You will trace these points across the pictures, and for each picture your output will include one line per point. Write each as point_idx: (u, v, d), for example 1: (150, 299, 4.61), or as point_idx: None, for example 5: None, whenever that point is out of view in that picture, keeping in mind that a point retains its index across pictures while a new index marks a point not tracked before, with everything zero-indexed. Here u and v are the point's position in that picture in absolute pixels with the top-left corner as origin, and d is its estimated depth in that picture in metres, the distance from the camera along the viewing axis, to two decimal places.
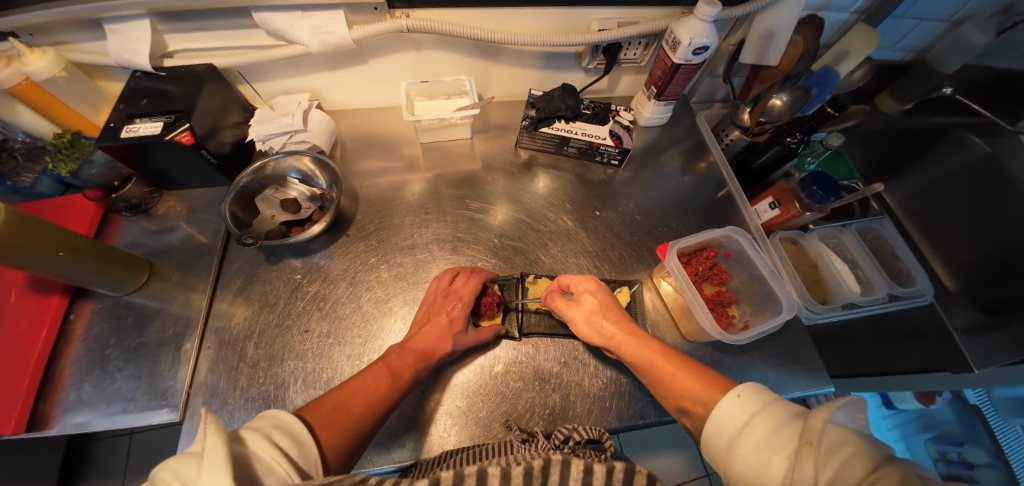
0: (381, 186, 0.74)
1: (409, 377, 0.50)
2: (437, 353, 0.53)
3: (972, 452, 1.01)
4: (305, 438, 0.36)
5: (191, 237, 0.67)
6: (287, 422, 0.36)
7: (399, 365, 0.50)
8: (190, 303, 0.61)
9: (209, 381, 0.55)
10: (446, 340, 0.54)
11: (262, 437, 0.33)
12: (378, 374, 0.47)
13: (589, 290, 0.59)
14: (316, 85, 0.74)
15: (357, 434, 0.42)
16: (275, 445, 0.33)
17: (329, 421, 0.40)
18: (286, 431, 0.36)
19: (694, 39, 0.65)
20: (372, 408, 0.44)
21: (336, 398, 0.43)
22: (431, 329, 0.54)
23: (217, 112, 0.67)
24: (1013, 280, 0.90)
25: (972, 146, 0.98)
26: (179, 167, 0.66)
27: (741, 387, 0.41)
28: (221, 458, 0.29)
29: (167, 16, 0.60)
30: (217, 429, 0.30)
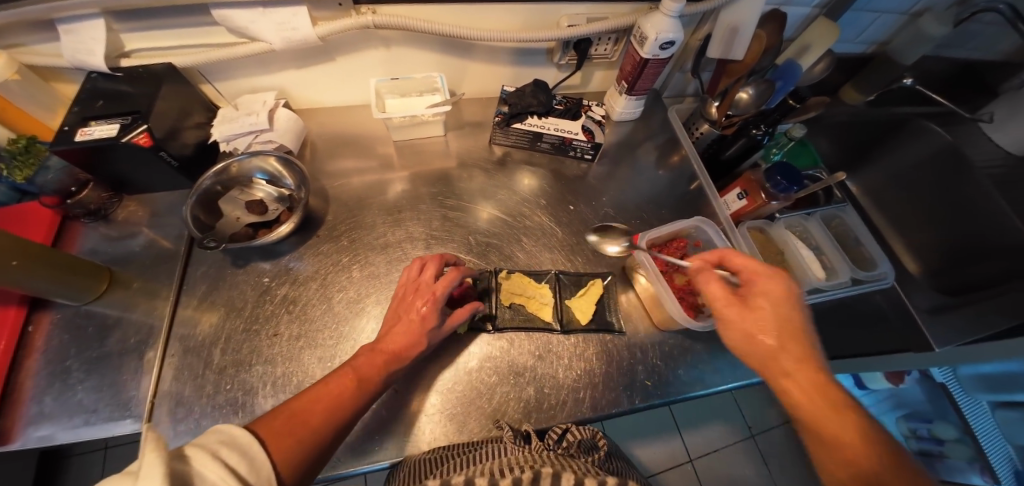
0: (353, 185, 0.73)
1: (376, 378, 0.49)
2: (409, 351, 0.52)
3: (943, 428, 1.07)
4: (256, 452, 0.36)
5: (154, 242, 0.65)
6: (234, 436, 0.36)
7: (363, 369, 0.49)
8: (154, 311, 0.59)
9: (174, 390, 0.54)
10: (419, 337, 0.53)
11: (207, 453, 0.33)
12: (342, 380, 0.47)
13: (772, 297, 0.48)
14: (282, 84, 0.73)
15: (316, 446, 0.41)
16: (221, 462, 0.33)
17: (278, 430, 0.40)
18: (236, 447, 0.35)
19: (660, 34, 0.66)
20: (327, 422, 0.43)
21: (296, 406, 0.43)
22: (401, 328, 0.53)
23: (177, 112, 0.65)
24: (979, 262, 0.94)
25: (933, 134, 1.02)
26: (137, 169, 0.64)
27: None
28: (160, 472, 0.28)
29: (123, 15, 0.58)
30: (158, 448, 0.29)
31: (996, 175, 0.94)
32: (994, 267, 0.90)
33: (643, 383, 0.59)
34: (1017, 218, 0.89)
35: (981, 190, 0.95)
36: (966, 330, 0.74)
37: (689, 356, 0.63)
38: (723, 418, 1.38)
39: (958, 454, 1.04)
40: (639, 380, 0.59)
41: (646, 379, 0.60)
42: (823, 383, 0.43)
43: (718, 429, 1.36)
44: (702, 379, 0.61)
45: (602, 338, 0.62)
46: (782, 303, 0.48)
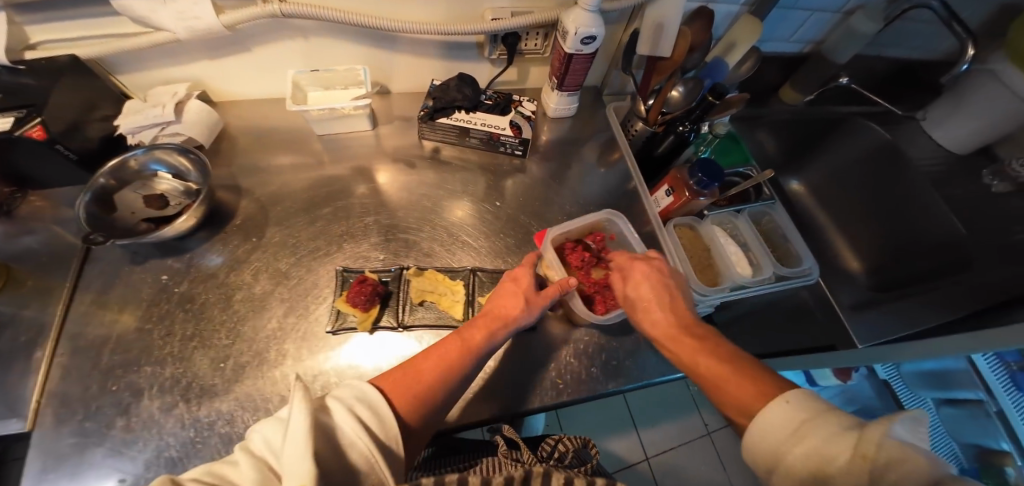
0: (271, 180, 0.72)
1: (491, 343, 0.50)
2: (518, 318, 0.53)
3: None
4: (385, 411, 0.38)
5: (56, 238, 0.62)
6: (367, 393, 0.39)
7: (474, 335, 0.50)
8: (48, 310, 0.56)
9: (63, 389, 0.52)
10: (528, 306, 0.54)
11: (344, 407, 0.36)
12: (450, 346, 0.48)
13: (633, 280, 0.57)
14: (195, 75, 0.70)
15: (434, 405, 0.43)
16: (355, 419, 0.36)
17: (397, 384, 0.42)
18: (367, 404, 0.38)
19: (581, 28, 0.65)
20: (447, 385, 0.45)
21: (408, 369, 0.45)
22: (504, 299, 0.55)
23: (84, 106, 0.62)
24: (915, 260, 0.95)
25: (873, 133, 1.04)
26: (35, 164, 0.61)
27: (789, 394, 0.38)
28: (303, 425, 0.32)
29: (21, 6, 0.54)
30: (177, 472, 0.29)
31: (934, 172, 0.95)
32: (932, 262, 0.92)
33: (553, 381, 0.60)
34: (952, 214, 0.90)
35: (919, 186, 0.96)
36: (896, 326, 0.75)
37: (603, 353, 0.63)
38: (679, 415, 1.39)
39: None
40: (550, 379, 0.59)
41: (555, 377, 0.60)
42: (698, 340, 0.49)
43: (676, 427, 1.38)
44: (615, 376, 0.61)
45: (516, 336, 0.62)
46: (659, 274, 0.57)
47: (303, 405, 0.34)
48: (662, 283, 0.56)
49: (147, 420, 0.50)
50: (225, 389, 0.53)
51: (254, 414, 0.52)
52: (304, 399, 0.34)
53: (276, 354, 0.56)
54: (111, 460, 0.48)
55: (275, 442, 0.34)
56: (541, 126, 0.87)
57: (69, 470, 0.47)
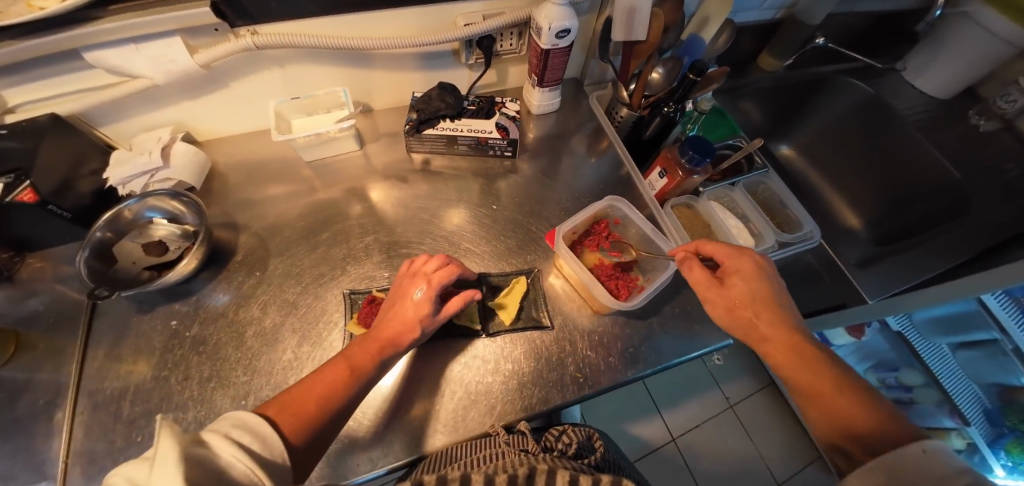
0: (265, 213, 0.72)
1: (372, 363, 0.50)
2: (405, 343, 0.53)
3: (910, 376, 1.11)
4: (267, 433, 0.38)
5: (61, 297, 0.63)
6: (245, 420, 0.38)
7: (361, 356, 0.50)
8: (65, 368, 0.57)
9: (89, 446, 0.52)
10: (416, 324, 0.54)
11: (220, 434, 0.35)
12: (336, 369, 0.48)
13: (734, 277, 0.55)
14: (176, 118, 0.71)
15: (327, 423, 0.44)
16: (238, 446, 0.35)
17: (289, 408, 0.42)
18: (247, 429, 0.37)
19: (554, 23, 0.65)
20: (325, 410, 0.44)
21: (297, 391, 0.45)
22: (400, 314, 0.54)
23: (69, 162, 0.62)
24: (913, 209, 0.96)
25: (857, 88, 1.05)
26: (28, 226, 0.61)
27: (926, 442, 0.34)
28: (173, 458, 0.29)
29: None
30: (171, 432, 0.31)
31: (919, 120, 0.97)
32: (927, 209, 0.94)
33: (571, 375, 0.59)
34: (942, 158, 0.91)
35: (908, 134, 0.97)
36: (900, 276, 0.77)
37: (618, 341, 0.63)
38: (702, 392, 1.40)
39: (927, 398, 1.09)
40: (573, 372, 0.60)
41: (571, 369, 0.60)
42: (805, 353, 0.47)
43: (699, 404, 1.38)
44: (633, 362, 0.61)
45: (530, 336, 0.62)
46: (753, 276, 0.54)
47: (170, 443, 0.30)
48: (755, 292, 0.53)
49: None
50: None
51: None
52: (174, 436, 0.31)
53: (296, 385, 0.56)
54: None
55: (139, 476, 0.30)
56: (527, 124, 0.88)
57: None
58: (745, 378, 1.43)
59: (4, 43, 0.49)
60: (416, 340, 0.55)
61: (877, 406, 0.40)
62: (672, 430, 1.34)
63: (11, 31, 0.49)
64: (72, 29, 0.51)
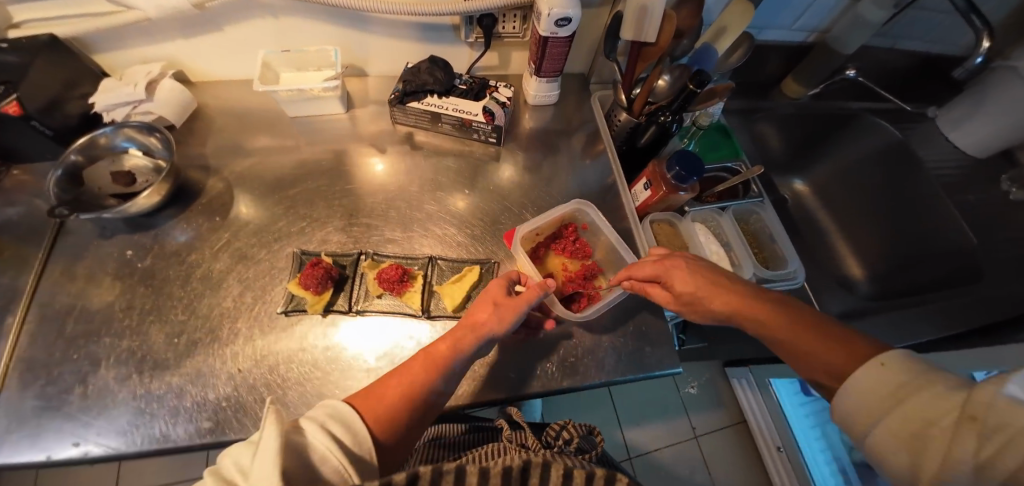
0: (239, 160, 0.72)
1: (457, 353, 0.46)
2: (485, 330, 0.48)
3: None
4: (358, 426, 0.37)
5: (30, 210, 0.65)
6: (338, 408, 0.38)
7: (441, 346, 0.47)
8: (19, 278, 0.59)
9: (29, 355, 0.53)
10: (502, 317, 0.49)
11: (316, 426, 0.35)
12: (417, 360, 0.45)
13: (677, 281, 0.51)
14: (169, 54, 0.71)
15: (413, 419, 0.41)
16: (329, 436, 0.35)
17: (369, 397, 0.41)
18: (339, 419, 0.37)
19: (553, 9, 0.61)
20: (411, 402, 0.42)
21: (379, 382, 0.43)
22: (483, 303, 0.51)
23: (62, 83, 0.63)
24: (918, 268, 0.89)
25: (885, 131, 0.97)
26: (13, 138, 0.62)
27: (886, 356, 0.37)
28: (274, 448, 0.31)
29: None
30: (275, 422, 0.33)
31: (944, 176, 0.90)
32: (933, 271, 0.87)
33: (503, 374, 0.58)
34: (962, 220, 0.85)
35: (934, 192, 0.90)
36: (888, 333, 0.72)
37: (561, 348, 0.61)
38: (667, 416, 1.36)
39: None
40: (505, 371, 0.58)
41: (505, 368, 0.58)
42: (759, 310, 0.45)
43: (661, 428, 1.34)
44: (571, 372, 0.59)
45: None
46: (694, 269, 0.51)
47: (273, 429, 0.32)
48: (701, 286, 0.49)
49: (97, 392, 0.52)
50: (176, 363, 0.54)
51: (202, 390, 0.52)
52: (275, 423, 0.33)
53: (229, 333, 0.56)
54: (69, 426, 0.49)
55: (245, 462, 0.32)
56: (522, 114, 0.85)
57: (30, 430, 0.49)
58: (715, 411, 1.38)
59: None
60: (513, 327, 0.50)
61: (800, 319, 0.42)
62: (627, 448, 1.31)
63: None
64: None
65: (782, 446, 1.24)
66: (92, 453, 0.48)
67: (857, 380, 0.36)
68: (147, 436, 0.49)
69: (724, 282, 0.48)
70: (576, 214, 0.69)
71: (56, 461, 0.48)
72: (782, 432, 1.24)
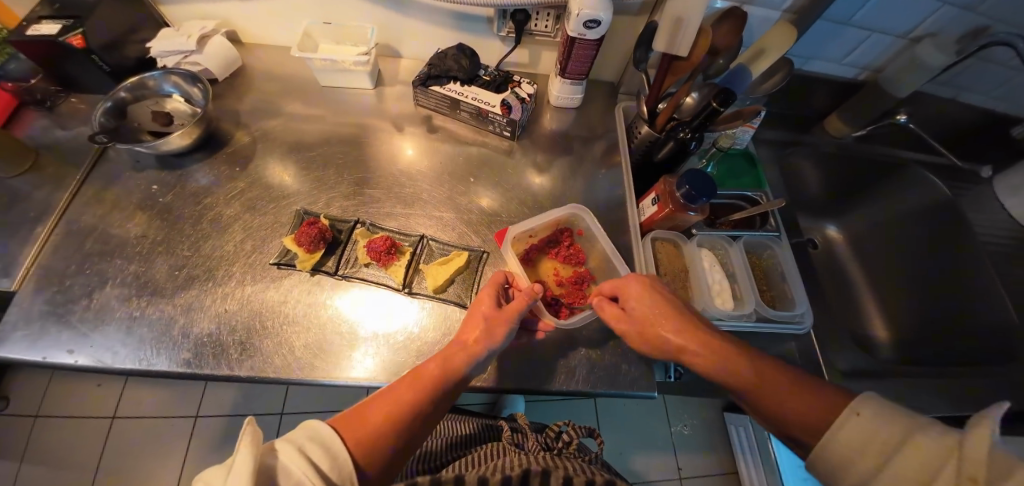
0: (268, 119, 0.76)
1: (444, 375, 0.44)
2: (475, 349, 0.46)
3: None
4: (337, 449, 0.36)
5: (80, 136, 0.71)
6: (320, 430, 0.36)
7: (429, 367, 0.45)
8: (58, 194, 0.65)
9: (51, 264, 0.59)
10: (491, 331, 0.48)
11: (293, 449, 0.34)
12: (402, 383, 0.43)
13: (634, 298, 0.50)
14: (225, 14, 0.77)
15: (396, 447, 0.39)
16: (307, 460, 0.33)
17: (353, 422, 0.39)
18: (319, 441, 0.35)
19: (582, 10, 0.61)
20: (396, 429, 0.39)
21: (364, 405, 0.41)
22: (471, 322, 0.50)
23: (124, 26, 0.69)
24: (949, 341, 0.81)
25: (933, 186, 0.90)
26: (77, 69, 0.70)
27: (858, 403, 0.37)
28: (248, 471, 0.30)
29: None
30: (250, 443, 0.32)
31: (995, 245, 0.82)
32: (967, 347, 0.79)
33: None
34: (1006, 297, 0.78)
35: (980, 260, 0.82)
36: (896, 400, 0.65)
37: (534, 347, 0.60)
38: (652, 448, 1.30)
39: None
40: None
41: None
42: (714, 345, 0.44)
43: (644, 460, 1.28)
44: (539, 373, 0.58)
45: (447, 309, 0.60)
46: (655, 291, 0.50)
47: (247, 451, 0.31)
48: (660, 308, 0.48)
49: (98, 307, 0.56)
50: (172, 293, 0.57)
51: (188, 322, 0.55)
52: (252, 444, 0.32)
53: (223, 274, 0.59)
54: (69, 335, 0.53)
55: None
56: (543, 113, 0.85)
57: (34, 333, 0.53)
58: (703, 454, 1.31)
59: None
60: (505, 345, 0.49)
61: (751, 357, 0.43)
62: (630, 479, 1.26)
63: None
64: None
65: None
66: (82, 362, 0.52)
67: (838, 430, 0.36)
68: (131, 356, 0.52)
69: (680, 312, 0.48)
70: (571, 219, 0.68)
71: (51, 363, 0.52)
72: None
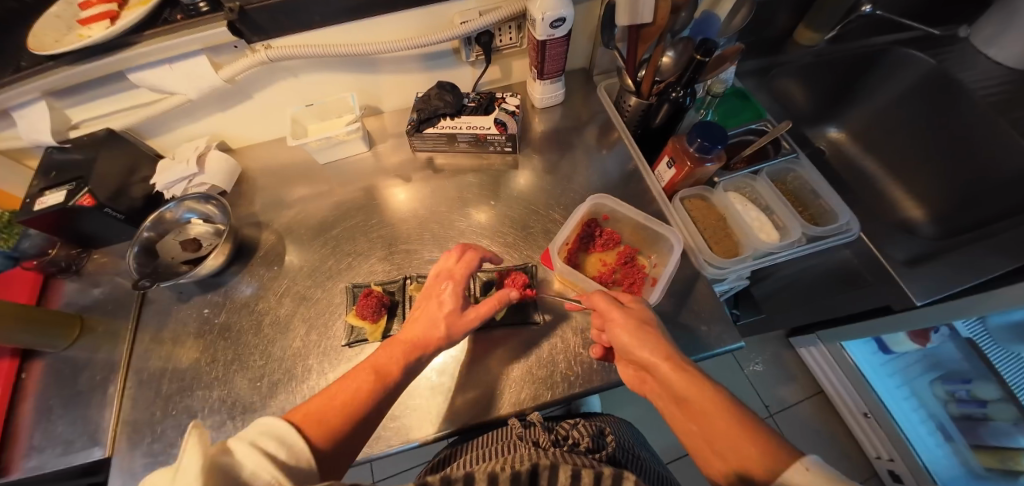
0: (283, 212, 0.78)
1: (402, 371, 0.47)
2: (435, 346, 0.50)
3: (984, 389, 0.93)
4: (293, 439, 0.37)
5: (118, 287, 0.73)
6: (274, 426, 0.38)
7: (389, 359, 0.47)
8: (118, 348, 0.66)
9: (133, 417, 0.60)
10: (450, 325, 0.51)
11: (246, 445, 0.35)
12: (363, 374, 0.45)
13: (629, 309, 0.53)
14: (212, 129, 0.79)
15: (353, 435, 0.42)
16: (262, 453, 0.34)
17: (311, 416, 0.41)
18: (274, 435, 0.37)
19: (546, 13, 0.63)
20: (354, 421, 0.42)
21: (319, 399, 0.43)
22: (426, 312, 0.52)
23: (124, 170, 0.71)
24: (990, 201, 0.78)
25: (917, 60, 0.91)
26: (95, 227, 0.71)
27: (810, 460, 0.32)
28: (198, 467, 0.30)
29: (60, 93, 0.63)
30: (200, 442, 0.33)
31: (991, 94, 0.83)
32: (1002, 201, 0.76)
33: (562, 373, 0.58)
34: (1020, 136, 0.76)
35: (980, 115, 0.82)
36: (962, 273, 0.64)
37: None
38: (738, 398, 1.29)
39: (1003, 415, 0.90)
40: (561, 369, 0.59)
41: (565, 367, 0.59)
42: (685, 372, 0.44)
43: None
44: None
45: (521, 331, 0.62)
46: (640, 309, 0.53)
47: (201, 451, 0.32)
48: (648, 322, 0.51)
49: None
50: (262, 405, 0.58)
51: None
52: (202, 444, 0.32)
53: (303, 370, 0.60)
54: None
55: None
56: (532, 118, 0.87)
57: None
58: (787, 385, 1.31)
59: (64, 69, 0.57)
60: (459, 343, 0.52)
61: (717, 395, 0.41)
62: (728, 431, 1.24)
63: (66, 59, 0.56)
64: (116, 54, 0.57)
65: (869, 411, 1.13)
66: None
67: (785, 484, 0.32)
68: None
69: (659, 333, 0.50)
70: (594, 209, 0.69)
71: None
72: (865, 396, 1.12)
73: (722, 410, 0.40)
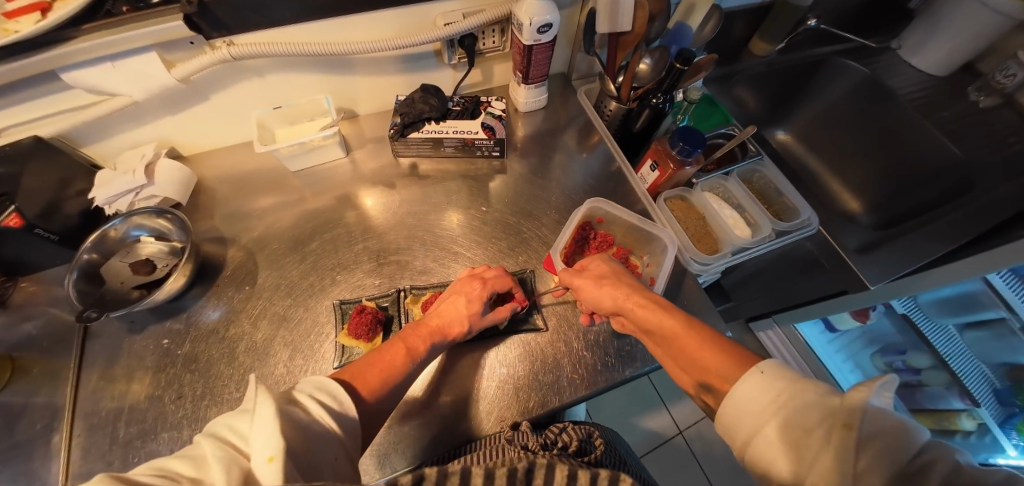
0: (251, 225, 0.71)
1: (426, 350, 0.50)
2: (452, 337, 0.54)
3: (917, 358, 1.09)
4: (345, 398, 0.38)
5: (53, 320, 0.63)
6: (326, 383, 0.39)
7: (416, 341, 0.51)
8: (60, 391, 0.57)
9: (86, 470, 0.51)
10: (467, 323, 0.54)
11: (309, 397, 0.36)
12: (394, 349, 0.48)
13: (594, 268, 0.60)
14: (160, 134, 0.70)
15: (392, 398, 0.45)
16: (320, 404, 0.36)
17: (364, 376, 0.44)
18: (328, 391, 0.38)
19: (534, 18, 0.63)
20: (388, 384, 0.45)
21: (358, 367, 0.45)
22: (452, 307, 0.55)
23: (54, 184, 0.61)
24: (917, 190, 0.92)
25: (851, 69, 1.03)
26: (17, 251, 0.61)
27: (764, 364, 0.39)
28: (272, 416, 0.31)
29: None
30: (266, 391, 0.33)
31: (916, 97, 0.95)
32: (927, 193, 0.90)
33: (567, 378, 0.59)
34: (942, 135, 0.89)
35: (907, 116, 0.94)
36: (908, 257, 0.75)
37: (615, 342, 0.62)
38: None
39: (936, 381, 1.06)
40: (566, 372, 0.59)
41: (569, 371, 0.59)
42: (662, 309, 0.51)
43: None
44: (630, 361, 0.60)
45: (523, 338, 0.61)
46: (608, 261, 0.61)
47: (267, 401, 0.32)
48: (609, 274, 0.58)
49: None
50: None
51: None
52: (268, 395, 0.33)
53: None
54: None
55: (245, 427, 0.32)
56: (515, 122, 0.87)
57: None
58: None
59: None
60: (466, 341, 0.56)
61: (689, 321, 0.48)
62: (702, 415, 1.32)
63: None
64: (49, 50, 0.49)
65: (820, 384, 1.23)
66: None
67: (746, 385, 0.38)
68: None
69: (629, 281, 0.57)
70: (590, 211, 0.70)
71: None
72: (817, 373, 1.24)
73: (696, 331, 0.47)
